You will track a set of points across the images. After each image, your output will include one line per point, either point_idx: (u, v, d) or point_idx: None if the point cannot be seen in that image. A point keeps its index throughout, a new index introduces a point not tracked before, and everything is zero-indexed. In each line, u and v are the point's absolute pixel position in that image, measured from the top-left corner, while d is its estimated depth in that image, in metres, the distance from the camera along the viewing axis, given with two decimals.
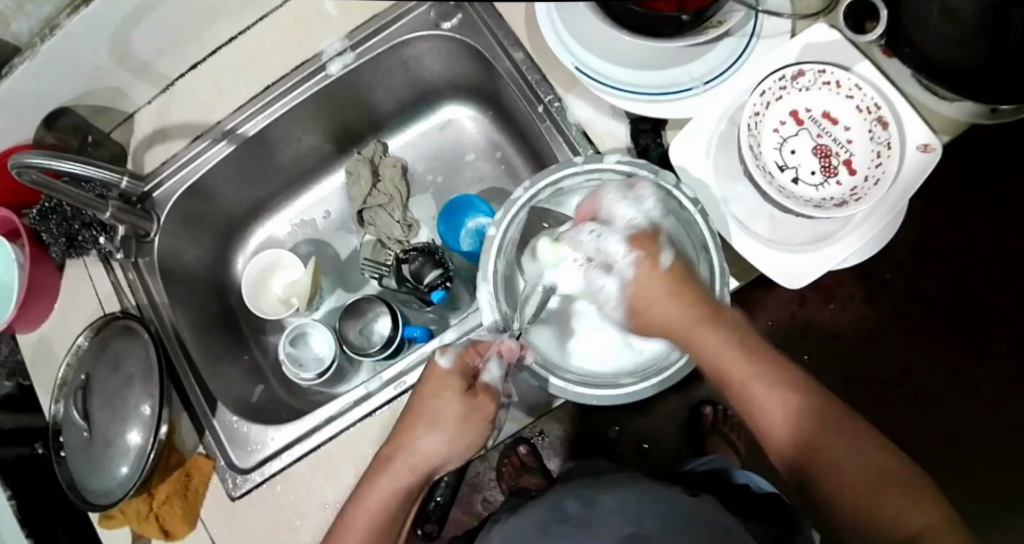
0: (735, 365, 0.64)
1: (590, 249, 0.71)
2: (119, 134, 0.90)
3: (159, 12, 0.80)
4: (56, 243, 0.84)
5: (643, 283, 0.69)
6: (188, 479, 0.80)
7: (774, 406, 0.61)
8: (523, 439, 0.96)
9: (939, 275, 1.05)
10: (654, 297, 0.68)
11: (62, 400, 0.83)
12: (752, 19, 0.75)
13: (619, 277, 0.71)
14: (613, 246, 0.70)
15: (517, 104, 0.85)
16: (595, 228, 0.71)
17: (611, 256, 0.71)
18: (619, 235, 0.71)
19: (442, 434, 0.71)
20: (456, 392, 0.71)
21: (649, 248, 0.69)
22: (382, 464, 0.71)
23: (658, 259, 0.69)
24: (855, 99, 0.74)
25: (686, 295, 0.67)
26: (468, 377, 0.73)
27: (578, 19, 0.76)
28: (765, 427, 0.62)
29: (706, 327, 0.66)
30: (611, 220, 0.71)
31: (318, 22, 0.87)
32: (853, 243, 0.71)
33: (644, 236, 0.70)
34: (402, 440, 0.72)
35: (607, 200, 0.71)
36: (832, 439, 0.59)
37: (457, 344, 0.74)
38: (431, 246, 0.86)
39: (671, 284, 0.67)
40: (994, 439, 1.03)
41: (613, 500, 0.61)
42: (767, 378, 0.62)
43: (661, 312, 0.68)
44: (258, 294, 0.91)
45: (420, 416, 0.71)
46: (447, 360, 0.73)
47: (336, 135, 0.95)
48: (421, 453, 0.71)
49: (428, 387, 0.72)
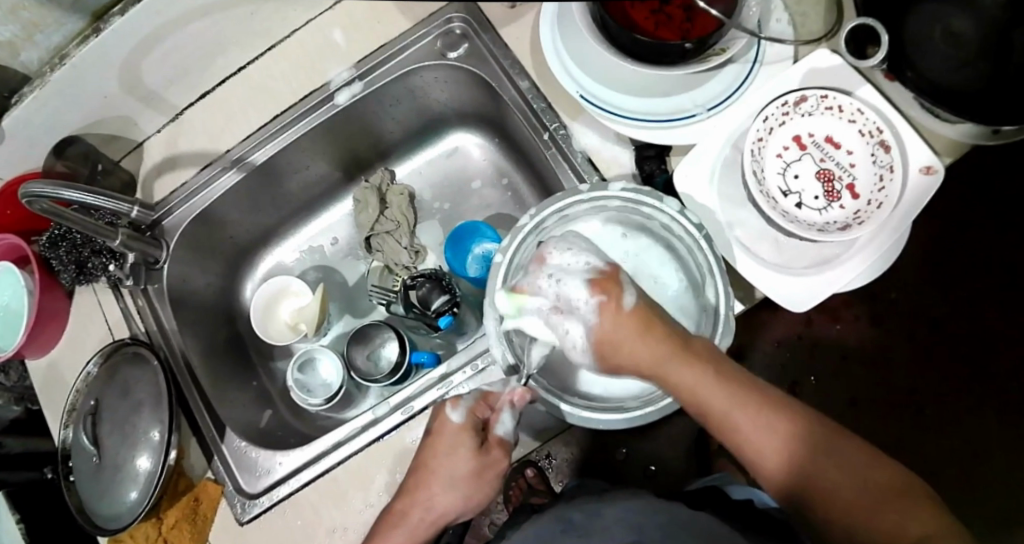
0: (714, 394, 0.60)
1: (551, 294, 0.66)
2: (128, 162, 0.91)
3: (168, 43, 0.81)
4: (66, 270, 0.84)
5: (609, 325, 0.64)
6: (198, 504, 0.80)
7: (761, 433, 0.59)
8: (529, 463, 0.92)
9: (944, 294, 1.06)
10: (622, 338, 0.63)
11: (71, 425, 0.83)
12: (755, 46, 0.76)
13: (581, 323, 0.66)
14: (574, 293, 0.65)
15: (523, 132, 0.86)
16: (553, 273, 0.67)
17: (571, 303, 0.66)
18: (580, 280, 0.66)
19: (456, 489, 0.72)
20: (470, 448, 0.72)
21: (614, 290, 0.64)
22: (397, 518, 0.72)
23: (621, 301, 0.64)
24: (857, 123, 0.75)
25: (657, 332, 0.63)
26: (479, 432, 0.73)
27: (583, 48, 0.78)
28: (756, 458, 0.59)
29: (680, 362, 0.61)
30: (569, 267, 0.67)
31: (325, 51, 0.88)
32: (857, 265, 0.71)
33: (608, 278, 0.65)
34: (417, 495, 0.72)
35: (559, 255, 0.68)
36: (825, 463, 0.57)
37: (467, 397, 0.74)
38: (438, 273, 0.87)
39: (639, 320, 0.63)
40: (1001, 459, 1.03)
41: (617, 512, 0.62)
42: (750, 405, 0.59)
43: (632, 352, 0.63)
44: (267, 319, 0.91)
45: (435, 472, 0.72)
46: (458, 415, 0.72)
47: (344, 163, 0.96)
48: (439, 507, 0.72)
49: (441, 442, 0.72)
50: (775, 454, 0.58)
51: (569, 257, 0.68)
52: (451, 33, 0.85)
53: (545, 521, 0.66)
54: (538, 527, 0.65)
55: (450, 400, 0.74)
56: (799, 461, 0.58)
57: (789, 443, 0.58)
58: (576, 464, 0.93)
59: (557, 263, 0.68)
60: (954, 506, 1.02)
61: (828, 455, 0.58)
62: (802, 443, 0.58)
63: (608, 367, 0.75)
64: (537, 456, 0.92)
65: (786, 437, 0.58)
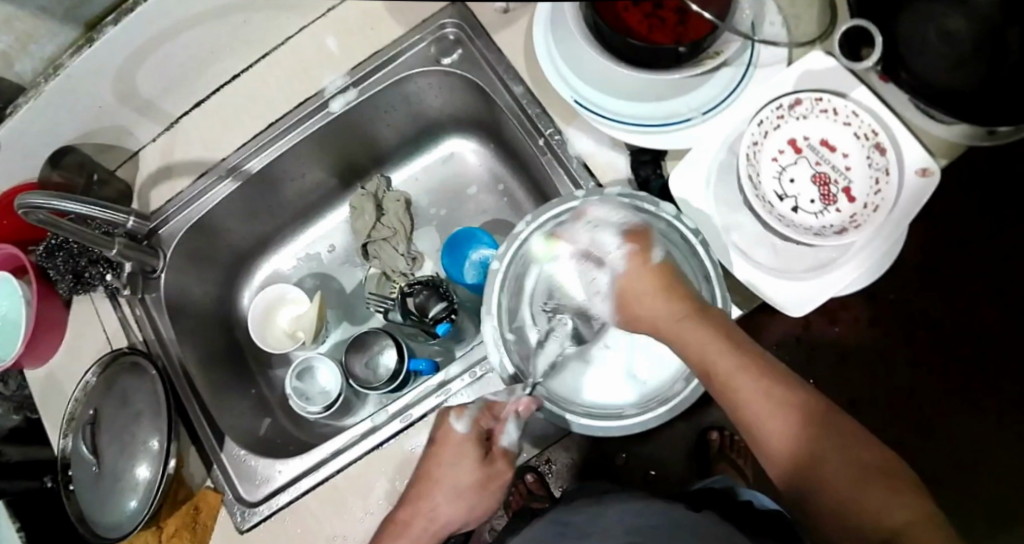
0: (720, 354, 0.62)
1: (584, 240, 0.74)
2: (124, 171, 0.91)
3: (163, 51, 0.81)
4: (62, 280, 0.84)
5: (634, 274, 0.71)
6: (197, 513, 0.81)
7: (762, 402, 0.58)
8: (529, 468, 0.93)
9: (942, 294, 1.06)
10: (642, 290, 0.70)
11: (70, 434, 0.83)
12: (749, 49, 0.76)
13: (611, 270, 0.73)
14: (607, 242, 0.73)
15: (519, 138, 0.86)
16: (591, 221, 0.74)
17: (603, 250, 0.74)
18: (615, 228, 0.74)
19: (461, 500, 0.71)
20: (475, 458, 0.71)
21: (644, 243, 0.72)
22: (400, 527, 0.71)
23: (649, 254, 0.71)
24: (852, 125, 0.75)
25: (674, 290, 0.68)
26: (483, 442, 0.72)
27: (577, 53, 0.77)
28: (752, 426, 0.59)
29: (694, 324, 0.65)
30: (605, 221, 0.74)
31: (319, 59, 0.88)
32: (853, 270, 0.71)
33: (638, 232, 0.72)
34: (421, 505, 0.71)
35: (599, 206, 0.74)
36: (823, 440, 0.56)
37: (471, 406, 0.73)
38: (435, 280, 0.87)
39: (662, 275, 0.69)
40: (1000, 458, 1.03)
41: (614, 517, 0.63)
42: (757, 372, 0.60)
43: (652, 306, 0.69)
44: (264, 328, 0.91)
45: (438, 483, 0.71)
46: (463, 425, 0.72)
47: (341, 170, 0.96)
48: (444, 518, 0.71)
49: (445, 453, 0.72)
50: (772, 421, 0.58)
51: (607, 210, 0.74)
52: (445, 39, 0.85)
53: (543, 525, 0.67)
54: (536, 531, 0.66)
55: (453, 409, 0.74)
56: (795, 433, 0.57)
57: (786, 417, 0.57)
58: (575, 469, 0.94)
59: (594, 217, 0.74)
60: (953, 505, 1.02)
61: (824, 433, 0.57)
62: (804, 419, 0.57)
63: (609, 373, 0.76)
64: (537, 461, 0.94)
65: (785, 407, 0.58)
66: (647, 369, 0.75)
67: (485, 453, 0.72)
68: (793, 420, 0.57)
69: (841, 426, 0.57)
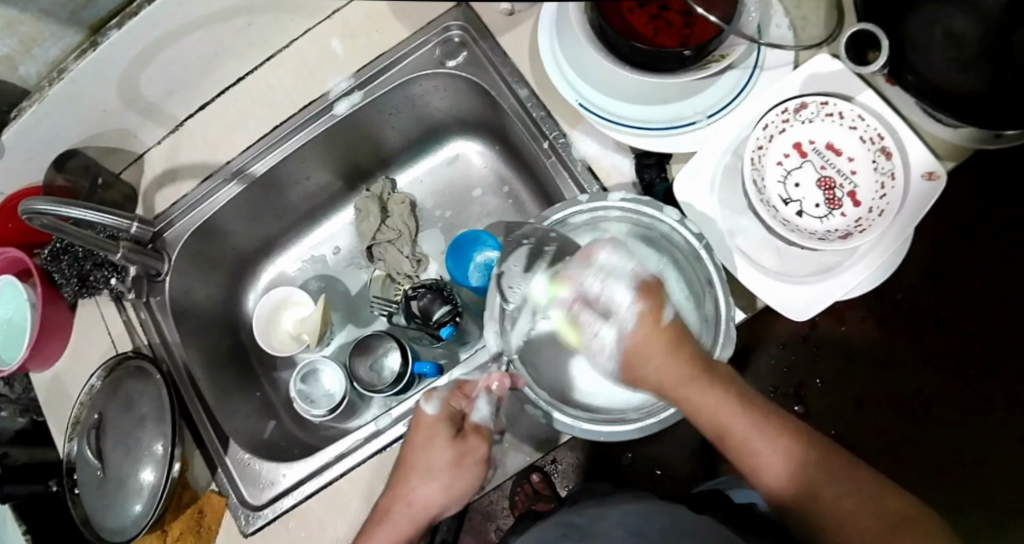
0: (732, 417, 0.63)
1: (592, 289, 0.69)
2: (129, 174, 0.91)
3: (167, 55, 0.81)
4: (68, 283, 0.85)
5: (642, 336, 0.66)
6: (201, 516, 0.81)
7: (772, 452, 0.61)
8: (536, 468, 0.97)
9: (949, 295, 1.06)
10: (651, 351, 0.66)
11: (75, 438, 0.83)
12: (755, 52, 0.76)
13: (616, 327, 0.68)
14: (618, 297, 0.68)
15: (524, 142, 0.86)
16: (600, 272, 0.69)
17: (613, 301, 0.69)
18: (625, 283, 0.69)
19: (436, 481, 0.71)
20: (446, 436, 0.72)
21: (656, 299, 0.67)
22: (380, 515, 0.71)
23: (661, 312, 0.67)
24: (858, 129, 0.74)
25: (684, 354, 0.65)
26: (456, 422, 0.74)
27: (582, 57, 0.77)
28: (762, 473, 0.62)
29: (702, 387, 0.64)
30: (617, 268, 0.69)
31: (323, 62, 0.88)
32: (859, 274, 0.71)
33: (651, 286, 0.68)
34: (399, 489, 0.72)
35: (611, 252, 0.69)
36: (831, 481, 0.59)
37: (441, 389, 0.75)
38: (439, 283, 0.87)
39: (671, 340, 0.66)
40: (1009, 460, 1.02)
41: (620, 518, 0.62)
42: (764, 426, 0.62)
43: (659, 369, 0.65)
44: (269, 329, 0.91)
45: (413, 466, 0.72)
46: (432, 407, 0.73)
47: (345, 172, 0.96)
48: (421, 500, 0.71)
49: (417, 436, 0.73)
50: (779, 466, 0.61)
51: (620, 259, 0.69)
52: (450, 42, 0.85)
53: (546, 528, 0.66)
54: (541, 535, 0.65)
55: (425, 395, 0.75)
56: (801, 476, 0.60)
57: (794, 462, 0.60)
58: (579, 469, 1.00)
59: (605, 260, 0.69)
60: (961, 507, 1.02)
61: (832, 478, 0.59)
62: (809, 459, 0.61)
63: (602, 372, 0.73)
64: (543, 461, 0.99)
65: (792, 457, 0.61)
66: None
67: (459, 433, 0.73)
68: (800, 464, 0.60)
69: (844, 467, 0.60)
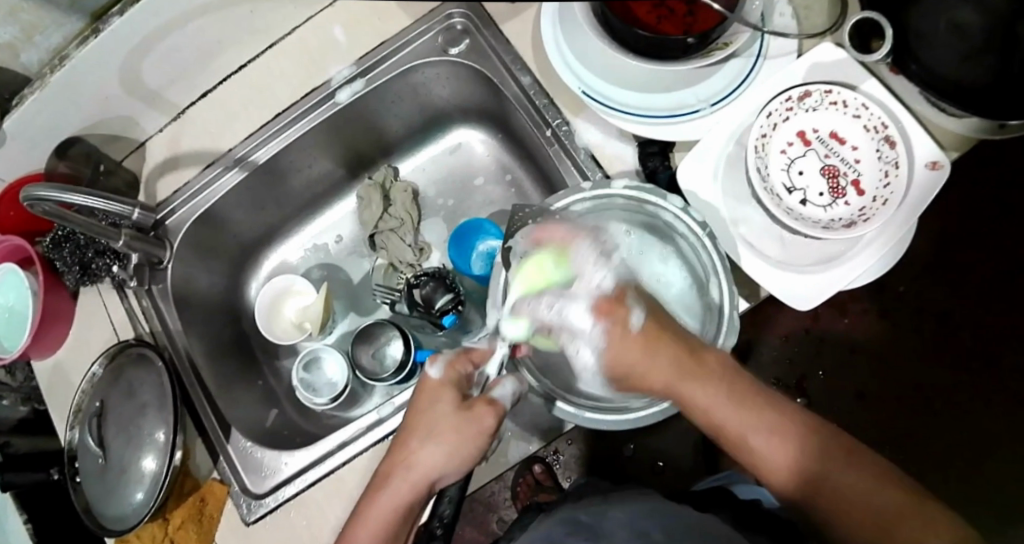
0: (726, 412, 0.62)
1: (550, 319, 0.71)
2: (131, 162, 0.91)
3: (168, 42, 0.81)
4: (69, 271, 0.84)
5: (617, 348, 0.67)
6: (203, 504, 0.81)
7: (768, 447, 0.60)
8: (538, 458, 0.95)
9: (951, 288, 1.05)
10: (631, 361, 0.67)
11: (76, 426, 0.83)
12: (759, 39, 0.75)
13: (591, 346, 0.70)
14: (578, 320, 0.70)
15: (527, 130, 0.85)
16: (552, 300, 0.70)
17: (575, 323, 0.70)
18: (584, 303, 0.70)
19: (438, 446, 0.67)
20: (450, 400, 0.69)
21: (619, 311, 0.68)
22: (381, 481, 0.68)
23: (626, 323, 0.67)
24: (862, 118, 0.74)
25: (666, 351, 0.65)
26: (461, 386, 0.71)
27: (585, 44, 0.77)
28: (766, 469, 0.61)
29: (692, 381, 0.64)
30: (572, 293, 0.71)
31: (326, 49, 0.88)
32: (864, 262, 0.70)
33: (611, 301, 0.69)
34: (401, 454, 0.68)
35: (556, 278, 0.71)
36: (835, 470, 0.59)
37: (447, 355, 0.73)
38: (442, 271, 0.88)
39: (647, 342, 0.66)
40: (1010, 453, 1.02)
41: (623, 513, 0.62)
42: (758, 419, 0.61)
43: (645, 370, 0.66)
44: (271, 318, 0.91)
45: (416, 428, 0.69)
46: (436, 370, 0.71)
47: (347, 161, 0.96)
48: (421, 467, 0.67)
49: (422, 398, 0.70)
50: (779, 461, 0.60)
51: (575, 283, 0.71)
52: (452, 29, 0.85)
53: (551, 522, 0.65)
54: (545, 528, 0.65)
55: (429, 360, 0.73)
56: (806, 468, 0.59)
57: (794, 453, 0.60)
58: (581, 461, 0.98)
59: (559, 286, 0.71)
60: (961, 500, 1.02)
61: (834, 466, 0.59)
62: (809, 449, 0.60)
63: None
64: (545, 452, 0.97)
65: (793, 447, 0.60)
66: None
67: (463, 400, 0.70)
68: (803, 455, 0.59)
69: (846, 452, 0.59)
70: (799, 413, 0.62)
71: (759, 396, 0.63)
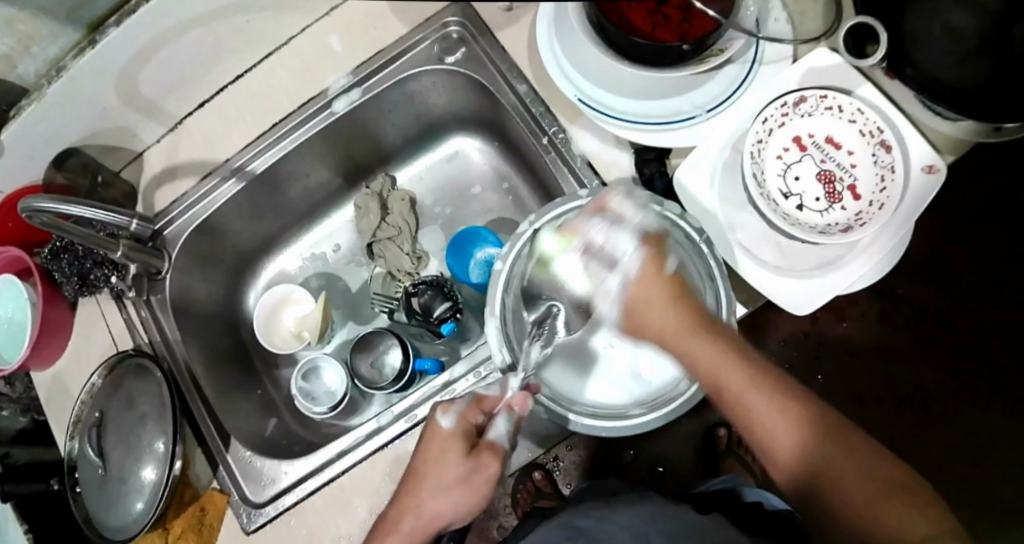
0: (734, 374, 0.60)
1: (598, 240, 0.71)
2: (129, 172, 0.91)
3: (166, 53, 0.81)
4: (68, 282, 0.85)
5: (645, 283, 0.68)
6: (203, 514, 0.81)
7: (777, 417, 0.58)
8: (536, 465, 0.94)
9: (949, 291, 1.05)
10: (655, 297, 0.67)
11: (76, 437, 0.83)
12: (752, 47, 0.75)
13: (621, 277, 0.71)
14: (622, 244, 0.70)
15: (524, 137, 0.85)
16: (604, 223, 0.71)
17: (617, 250, 0.71)
18: (630, 234, 0.70)
19: (446, 497, 0.66)
20: (459, 451, 0.67)
21: (658, 249, 0.69)
22: (388, 527, 0.67)
23: (663, 262, 0.69)
24: (857, 122, 0.74)
25: (686, 302, 0.66)
26: (471, 436, 0.69)
27: (580, 50, 0.77)
28: (768, 446, 0.59)
29: (699, 337, 0.64)
30: (623, 220, 0.71)
31: (323, 59, 0.88)
32: (859, 269, 0.71)
33: (653, 238, 0.70)
34: (408, 501, 0.67)
35: (618, 202, 0.71)
36: (842, 461, 0.56)
37: (459, 402, 0.70)
38: (440, 279, 0.88)
39: (673, 286, 0.67)
40: (1010, 455, 1.02)
41: (624, 518, 0.62)
42: (768, 389, 0.59)
43: (659, 317, 0.67)
44: (269, 329, 0.91)
45: (424, 478, 0.67)
46: (448, 420, 0.69)
47: (345, 170, 0.96)
48: (429, 516, 0.66)
49: (430, 448, 0.68)
50: (785, 439, 0.57)
51: (627, 209, 0.71)
52: (449, 38, 0.85)
53: (551, 528, 0.66)
54: (546, 534, 0.65)
55: (439, 405, 0.71)
56: (812, 454, 0.56)
57: (801, 433, 0.57)
58: (582, 466, 0.96)
59: (614, 211, 0.71)
60: (962, 502, 1.02)
61: (841, 455, 0.56)
62: (814, 433, 0.57)
63: (614, 375, 0.75)
64: (545, 458, 0.95)
65: (801, 428, 0.57)
66: (650, 368, 0.74)
67: (472, 449, 0.68)
68: (811, 440, 0.57)
69: (855, 444, 0.56)
70: (811, 398, 0.60)
71: (769, 369, 0.61)
